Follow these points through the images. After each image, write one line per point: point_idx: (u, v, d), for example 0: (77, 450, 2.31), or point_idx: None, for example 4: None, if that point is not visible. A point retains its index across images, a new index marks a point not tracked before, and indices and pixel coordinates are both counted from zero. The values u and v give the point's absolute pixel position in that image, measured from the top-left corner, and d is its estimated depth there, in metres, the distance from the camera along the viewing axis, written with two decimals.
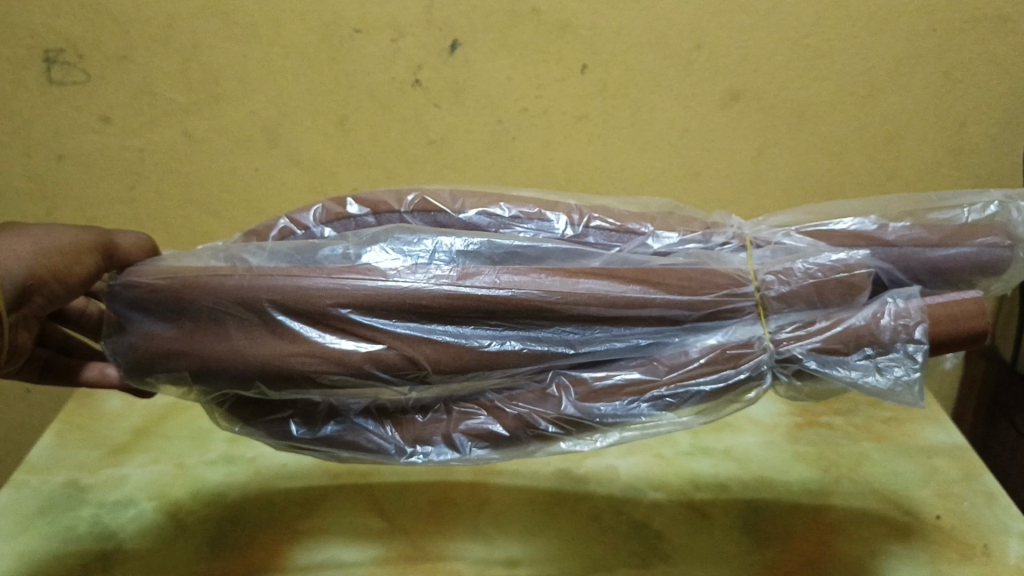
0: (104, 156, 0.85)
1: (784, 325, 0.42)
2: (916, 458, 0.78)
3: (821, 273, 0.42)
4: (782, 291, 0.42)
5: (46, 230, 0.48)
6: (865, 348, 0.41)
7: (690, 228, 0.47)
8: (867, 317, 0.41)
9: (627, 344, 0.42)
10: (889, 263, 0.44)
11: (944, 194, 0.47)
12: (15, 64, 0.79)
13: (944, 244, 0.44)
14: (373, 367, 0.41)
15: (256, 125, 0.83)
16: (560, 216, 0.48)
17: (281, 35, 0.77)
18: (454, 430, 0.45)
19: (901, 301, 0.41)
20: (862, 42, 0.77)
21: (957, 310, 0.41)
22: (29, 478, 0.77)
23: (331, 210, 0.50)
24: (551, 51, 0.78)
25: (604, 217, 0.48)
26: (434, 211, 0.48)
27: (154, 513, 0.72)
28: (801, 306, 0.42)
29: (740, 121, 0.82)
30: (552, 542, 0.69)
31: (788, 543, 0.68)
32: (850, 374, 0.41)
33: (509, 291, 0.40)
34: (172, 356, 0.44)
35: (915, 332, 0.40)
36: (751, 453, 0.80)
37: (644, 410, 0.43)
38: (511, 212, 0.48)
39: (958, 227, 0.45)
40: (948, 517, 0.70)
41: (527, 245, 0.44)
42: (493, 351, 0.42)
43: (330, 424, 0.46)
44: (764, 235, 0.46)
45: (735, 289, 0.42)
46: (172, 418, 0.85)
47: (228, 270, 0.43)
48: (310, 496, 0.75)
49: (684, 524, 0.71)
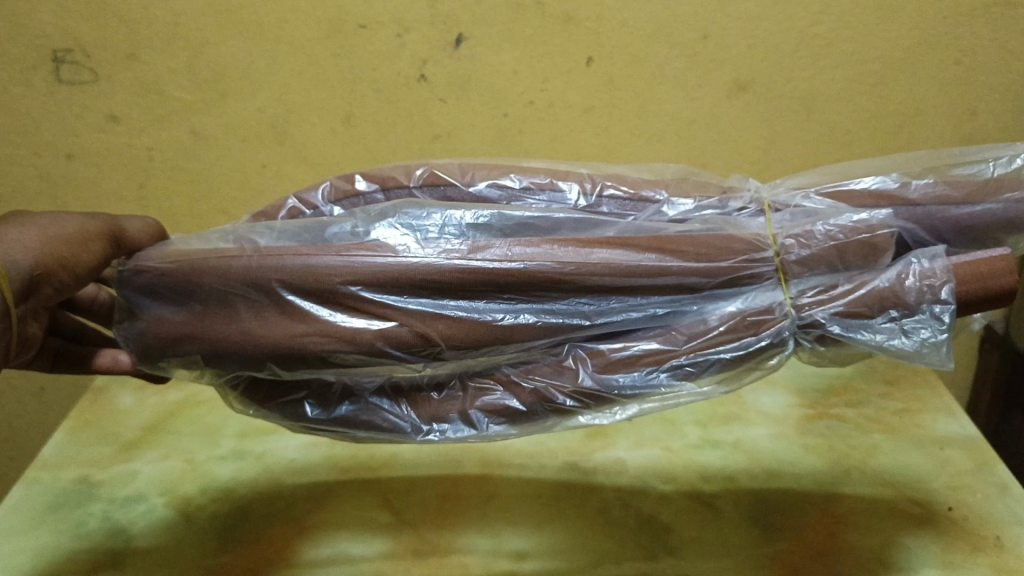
0: (113, 155, 0.85)
1: (805, 290, 0.42)
2: (928, 449, 0.78)
3: (842, 235, 0.42)
4: (802, 254, 0.41)
5: (51, 219, 0.47)
6: (890, 310, 0.41)
7: (705, 195, 0.47)
8: (891, 279, 0.41)
9: (643, 315, 0.42)
10: (911, 223, 0.44)
11: (967, 151, 0.48)
12: (24, 64, 0.79)
13: (969, 200, 0.44)
14: (385, 346, 0.41)
15: (263, 122, 0.83)
16: (572, 186, 0.48)
17: (287, 32, 0.77)
18: (469, 407, 0.44)
19: (926, 261, 0.41)
20: (867, 31, 0.78)
21: (985, 268, 0.41)
22: (41, 475, 0.76)
23: (339, 187, 0.50)
24: (557, 44, 0.78)
25: (617, 185, 0.48)
26: (444, 185, 0.48)
27: (163, 509, 0.72)
28: (823, 270, 0.42)
29: (748, 112, 0.83)
30: (562, 534, 0.69)
31: (798, 534, 0.68)
32: (875, 337, 0.41)
33: (521, 264, 0.40)
34: (183, 340, 0.43)
35: (942, 292, 0.40)
36: (761, 444, 0.79)
37: (663, 380, 0.42)
38: (522, 183, 0.48)
39: (983, 182, 0.45)
40: (960, 509, 0.70)
41: (540, 216, 0.44)
42: (507, 325, 0.41)
43: (345, 404, 0.46)
44: (782, 198, 0.46)
45: (754, 255, 0.42)
46: (181, 415, 0.85)
47: (236, 252, 0.43)
48: (319, 492, 0.74)
49: (695, 516, 0.70)
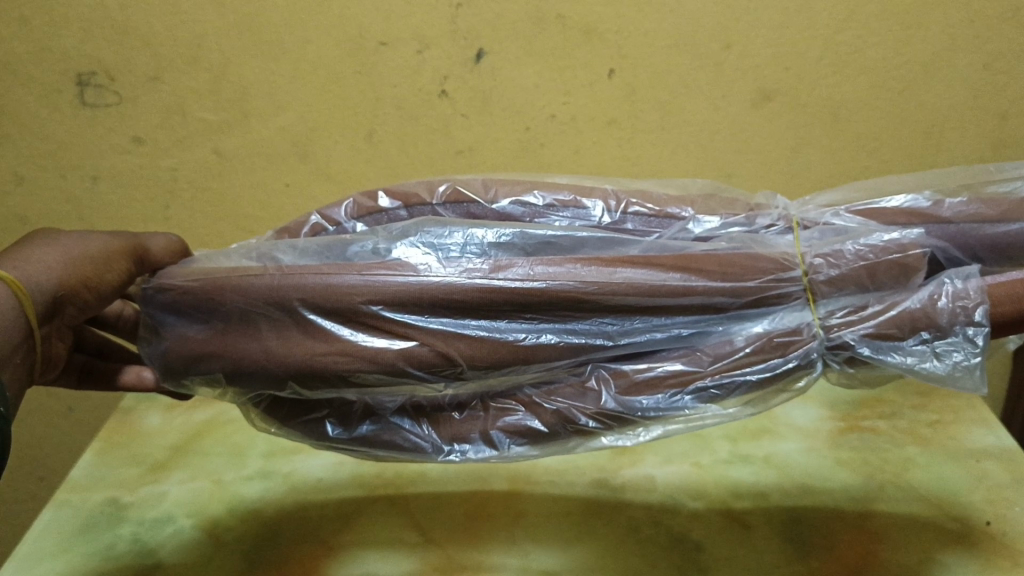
0: (138, 176, 0.85)
1: (834, 310, 0.41)
2: (964, 463, 0.76)
3: (872, 254, 0.40)
4: (831, 274, 0.40)
5: (75, 238, 0.47)
6: (921, 332, 0.40)
7: (732, 212, 0.46)
8: (923, 300, 0.40)
9: (667, 335, 0.41)
10: (945, 241, 0.43)
11: (1003, 167, 0.47)
12: (48, 88, 0.79)
13: (1005, 218, 0.43)
14: (406, 366, 0.40)
15: (286, 141, 0.83)
16: (596, 203, 0.47)
17: (309, 50, 0.78)
18: (491, 428, 0.44)
19: (959, 282, 0.40)
20: (895, 36, 0.76)
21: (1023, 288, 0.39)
22: (70, 497, 0.76)
23: (362, 204, 0.50)
24: (579, 57, 0.78)
25: (642, 202, 0.47)
26: (467, 202, 0.48)
27: (192, 531, 0.72)
28: (853, 291, 0.41)
29: (773, 122, 0.82)
30: (591, 553, 0.68)
31: (833, 552, 0.66)
32: (906, 359, 0.40)
33: (543, 283, 0.39)
34: (205, 358, 0.43)
35: (975, 314, 0.39)
36: (793, 460, 0.78)
37: (688, 402, 0.42)
38: (546, 201, 0.47)
39: (1018, 200, 0.44)
40: (999, 524, 0.68)
41: (562, 235, 0.43)
42: (529, 346, 0.40)
43: (366, 424, 0.45)
44: (811, 216, 0.45)
45: (782, 274, 0.41)
46: (208, 435, 0.85)
47: (258, 270, 0.42)
48: (346, 511, 0.74)
49: (726, 534, 0.69)
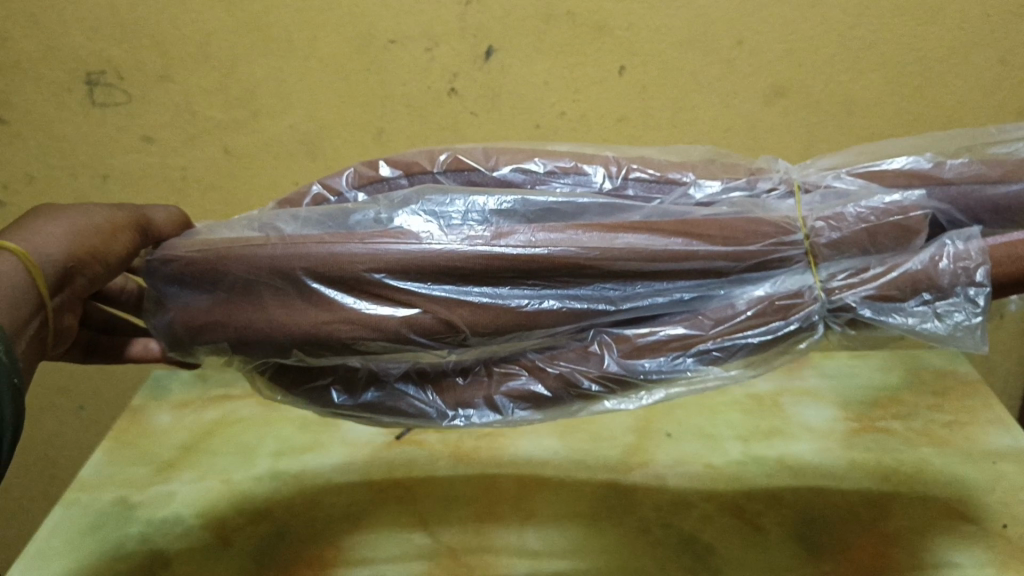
0: (148, 175, 0.86)
1: (836, 273, 0.40)
2: (980, 464, 0.74)
3: (874, 217, 0.40)
4: (833, 237, 0.40)
5: (79, 211, 0.47)
6: (923, 293, 0.39)
7: (733, 176, 0.46)
8: (924, 261, 0.39)
9: (668, 300, 0.41)
10: (946, 202, 0.42)
11: (1005, 130, 0.46)
12: (60, 87, 0.80)
13: (1007, 179, 0.42)
14: (409, 332, 0.40)
15: (295, 140, 0.83)
16: (597, 169, 0.47)
17: (317, 49, 0.78)
18: (495, 392, 0.43)
19: (960, 243, 0.40)
20: (907, 32, 0.76)
21: (1023, 247, 0.39)
22: (79, 496, 0.76)
23: (362, 173, 0.49)
24: (589, 54, 0.78)
25: (643, 168, 0.47)
26: (467, 169, 0.47)
27: (200, 529, 0.71)
28: (854, 253, 0.40)
29: (786, 119, 0.81)
30: (601, 554, 0.67)
31: (847, 554, 0.65)
32: (907, 321, 0.40)
33: (546, 249, 0.39)
34: (209, 327, 0.43)
35: (977, 275, 0.39)
36: (807, 459, 0.77)
37: (690, 365, 0.41)
38: (547, 167, 0.47)
39: (1020, 160, 0.43)
40: (1016, 526, 0.66)
41: (564, 201, 0.43)
42: (531, 311, 0.40)
43: (370, 390, 0.45)
44: (813, 179, 0.45)
45: (783, 238, 0.40)
46: (218, 434, 0.84)
47: (261, 240, 0.42)
48: (354, 510, 0.73)
49: (739, 535, 0.68)
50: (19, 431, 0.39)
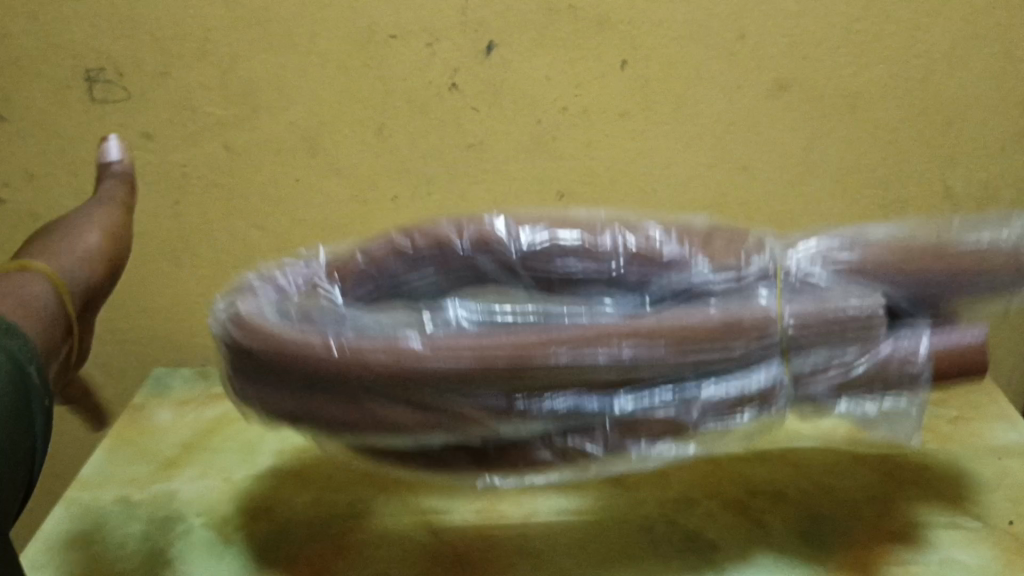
0: (148, 173, 0.84)
1: (807, 363, 0.49)
2: (985, 459, 0.74)
3: (840, 317, 0.48)
4: (804, 340, 0.48)
5: None
6: (883, 386, 0.51)
7: (725, 254, 0.55)
8: (880, 357, 0.50)
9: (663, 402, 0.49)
10: (903, 292, 0.52)
11: (963, 225, 0.55)
12: (59, 84, 0.79)
13: (961, 273, 0.51)
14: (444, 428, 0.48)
15: (295, 136, 0.82)
16: (612, 248, 0.57)
17: (317, 44, 0.77)
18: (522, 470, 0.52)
19: (912, 344, 0.51)
20: (912, 25, 0.76)
21: (961, 351, 0.52)
22: (81, 495, 0.76)
23: (415, 237, 0.59)
24: (590, 48, 0.77)
25: (643, 243, 0.57)
26: (497, 242, 0.59)
27: (202, 528, 0.71)
28: (822, 347, 0.49)
29: (791, 113, 0.80)
30: (604, 553, 0.66)
31: (850, 548, 0.65)
32: (868, 404, 0.52)
33: (569, 363, 0.45)
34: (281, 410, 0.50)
35: (924, 373, 0.51)
36: (810, 457, 0.76)
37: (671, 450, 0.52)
38: (576, 241, 0.58)
39: (974, 253, 0.52)
40: (1021, 523, 0.66)
41: (594, 312, 0.51)
42: (551, 412, 0.48)
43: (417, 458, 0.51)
44: (788, 261, 0.53)
45: (763, 336, 0.48)
46: (220, 432, 0.84)
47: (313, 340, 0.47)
48: (356, 508, 0.73)
49: (742, 533, 0.67)
50: (43, 452, 0.47)
